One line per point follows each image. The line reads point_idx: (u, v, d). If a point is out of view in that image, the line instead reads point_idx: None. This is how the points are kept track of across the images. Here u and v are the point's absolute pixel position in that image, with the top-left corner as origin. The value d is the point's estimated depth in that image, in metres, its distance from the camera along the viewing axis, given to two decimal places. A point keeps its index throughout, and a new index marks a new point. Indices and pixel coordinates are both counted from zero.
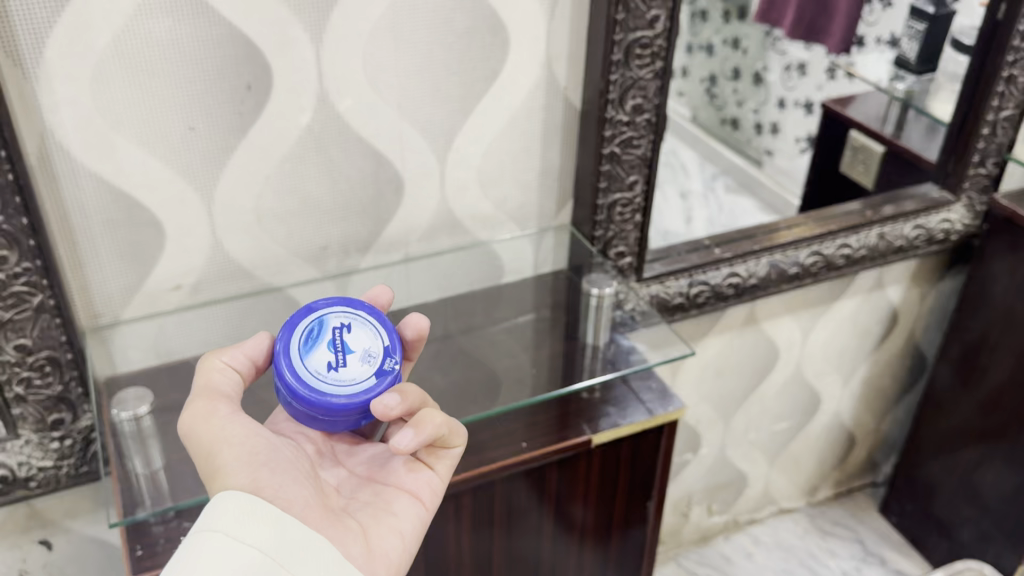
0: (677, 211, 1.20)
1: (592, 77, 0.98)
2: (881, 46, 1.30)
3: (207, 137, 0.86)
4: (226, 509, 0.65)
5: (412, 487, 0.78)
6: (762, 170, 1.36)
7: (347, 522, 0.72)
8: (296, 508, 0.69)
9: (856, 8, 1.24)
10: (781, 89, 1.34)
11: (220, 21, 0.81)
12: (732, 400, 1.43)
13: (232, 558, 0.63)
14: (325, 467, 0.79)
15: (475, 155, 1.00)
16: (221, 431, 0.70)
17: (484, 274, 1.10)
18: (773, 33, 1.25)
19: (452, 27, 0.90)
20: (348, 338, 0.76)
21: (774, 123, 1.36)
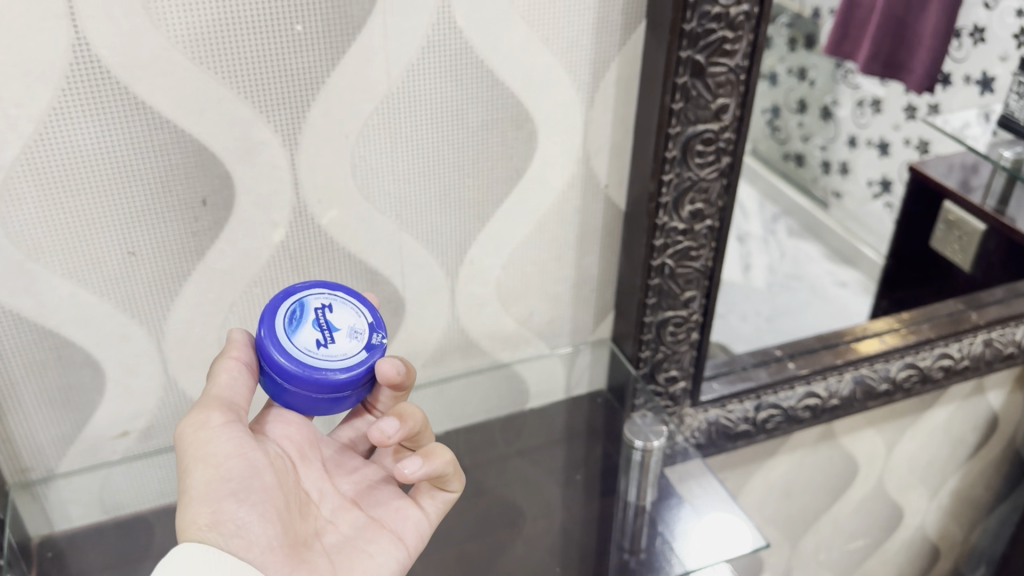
0: (735, 258, 0.98)
1: (641, 176, 0.79)
2: (970, 87, 1.02)
3: (148, 261, 0.69)
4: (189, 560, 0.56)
5: (396, 526, 0.71)
6: (827, 215, 1.11)
7: (318, 562, 0.64)
8: (256, 551, 0.58)
9: (943, 40, 0.97)
10: (852, 125, 1.06)
11: (161, 125, 0.63)
12: (798, 520, 1.23)
13: None
14: (310, 477, 0.70)
15: (494, 267, 0.82)
16: (209, 450, 0.59)
17: (505, 400, 0.91)
18: (845, 66, 0.99)
19: (463, 121, 0.72)
20: (329, 317, 0.64)
21: (843, 162, 1.08)
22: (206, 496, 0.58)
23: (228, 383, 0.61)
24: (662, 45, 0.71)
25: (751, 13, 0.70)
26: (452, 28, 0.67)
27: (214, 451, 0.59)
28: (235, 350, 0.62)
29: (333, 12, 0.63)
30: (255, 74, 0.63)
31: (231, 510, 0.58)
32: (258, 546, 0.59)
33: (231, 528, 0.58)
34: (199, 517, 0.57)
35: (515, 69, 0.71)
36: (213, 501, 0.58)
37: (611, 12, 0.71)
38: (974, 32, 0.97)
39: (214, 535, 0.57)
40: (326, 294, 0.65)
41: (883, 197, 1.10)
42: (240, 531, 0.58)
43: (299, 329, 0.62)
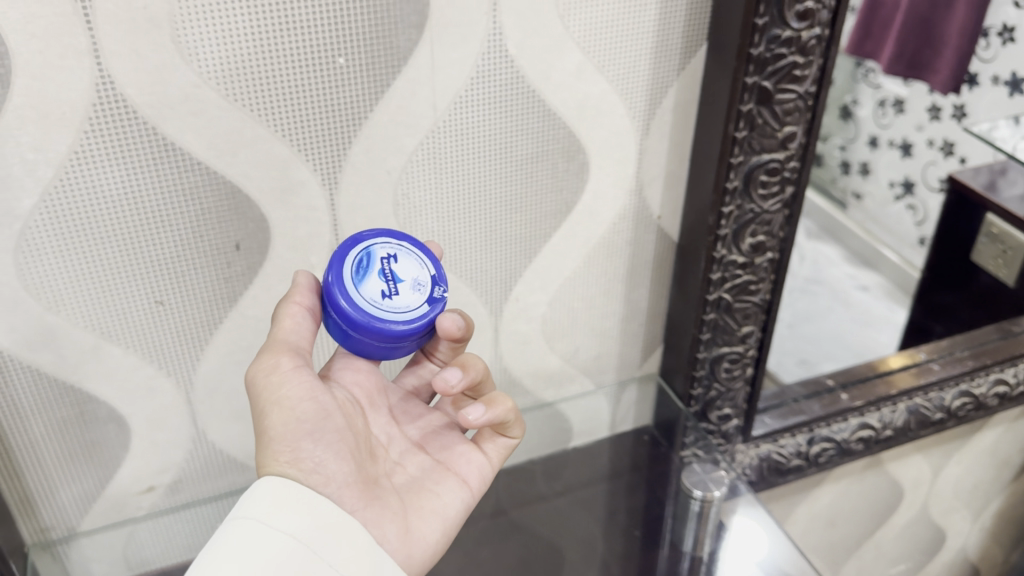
0: None
1: (698, 207, 0.74)
2: (999, 87, 0.97)
3: (176, 308, 0.63)
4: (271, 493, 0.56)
5: (458, 470, 0.70)
6: (847, 217, 1.14)
7: (389, 500, 0.64)
8: (335, 485, 0.59)
9: (969, 42, 0.93)
10: (873, 126, 1.09)
11: (191, 166, 0.58)
12: (841, 547, 1.19)
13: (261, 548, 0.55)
14: (378, 422, 0.70)
15: (540, 304, 0.77)
16: (283, 395, 0.57)
17: (548, 439, 0.86)
18: (865, 65, 0.97)
19: (512, 153, 0.67)
20: (396, 267, 0.60)
21: (864, 163, 1.11)
22: (285, 437, 0.57)
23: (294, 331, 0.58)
24: (727, 70, 0.66)
25: (823, 37, 0.65)
26: (503, 58, 0.62)
27: (289, 395, 0.57)
28: (300, 296, 0.59)
29: (378, 43, 0.58)
30: (293, 110, 0.59)
31: (310, 451, 0.58)
32: (335, 480, 0.59)
33: (309, 467, 0.58)
34: (280, 455, 0.57)
35: (568, 98, 0.66)
36: (291, 441, 0.58)
37: (670, 36, 0.66)
38: (1003, 31, 0.91)
39: (294, 471, 0.57)
40: (391, 244, 0.61)
41: (905, 198, 1.12)
42: (319, 466, 0.58)
43: (367, 279, 0.58)
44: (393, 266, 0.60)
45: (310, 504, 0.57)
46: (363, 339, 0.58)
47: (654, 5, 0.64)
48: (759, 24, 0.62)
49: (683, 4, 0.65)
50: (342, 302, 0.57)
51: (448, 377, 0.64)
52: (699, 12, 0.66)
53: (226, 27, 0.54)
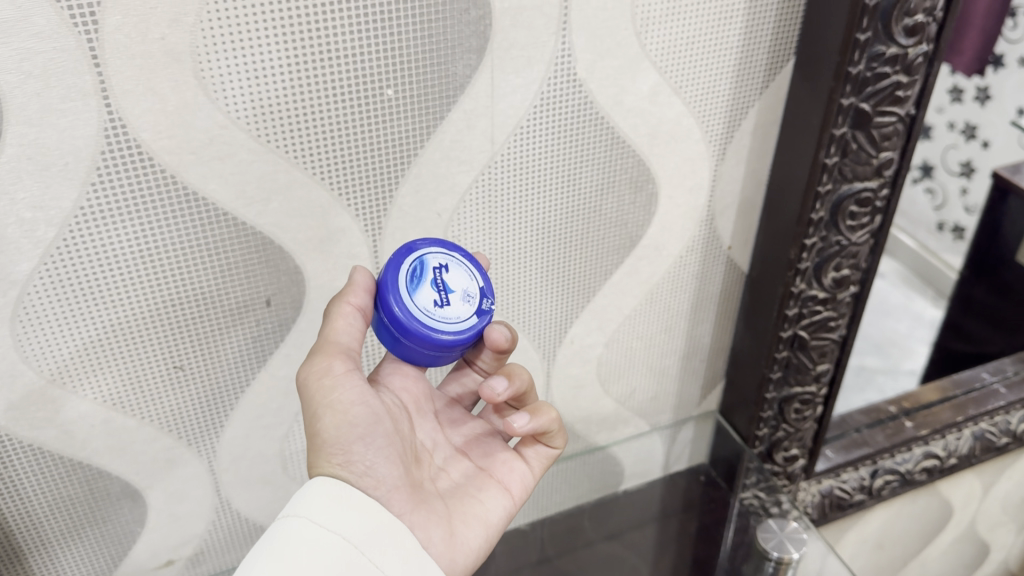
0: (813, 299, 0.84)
1: (776, 239, 0.66)
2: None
3: (199, 374, 0.56)
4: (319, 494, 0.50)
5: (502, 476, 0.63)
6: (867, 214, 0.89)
7: (433, 504, 0.57)
8: (383, 491, 0.53)
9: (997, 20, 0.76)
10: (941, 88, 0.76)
11: (216, 217, 0.50)
12: (888, 568, 1.13)
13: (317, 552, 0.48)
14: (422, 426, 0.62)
15: (595, 345, 0.69)
16: (333, 395, 0.50)
17: (597, 483, 0.79)
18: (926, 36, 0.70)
19: (576, 188, 0.59)
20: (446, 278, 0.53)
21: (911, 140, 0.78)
22: (336, 441, 0.51)
23: (349, 330, 0.50)
24: (819, 91, 0.58)
25: (931, 54, 0.57)
26: (571, 83, 0.54)
27: (340, 397, 0.50)
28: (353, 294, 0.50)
29: (432, 70, 0.50)
30: (334, 149, 0.50)
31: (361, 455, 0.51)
32: (385, 485, 0.53)
33: (359, 471, 0.52)
34: (332, 458, 0.51)
35: (640, 124, 0.58)
36: (341, 442, 0.51)
37: (757, 51, 0.58)
38: None
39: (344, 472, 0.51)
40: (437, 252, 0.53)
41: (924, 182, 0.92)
42: (370, 472, 0.52)
43: (419, 286, 0.51)
44: (444, 274, 0.52)
45: (365, 506, 0.50)
46: (411, 348, 0.51)
47: (741, 17, 0.56)
48: (861, 40, 0.54)
49: (773, 16, 0.57)
50: (395, 306, 0.50)
51: (495, 385, 0.57)
52: (788, 25, 0.58)
53: (258, 57, 0.46)
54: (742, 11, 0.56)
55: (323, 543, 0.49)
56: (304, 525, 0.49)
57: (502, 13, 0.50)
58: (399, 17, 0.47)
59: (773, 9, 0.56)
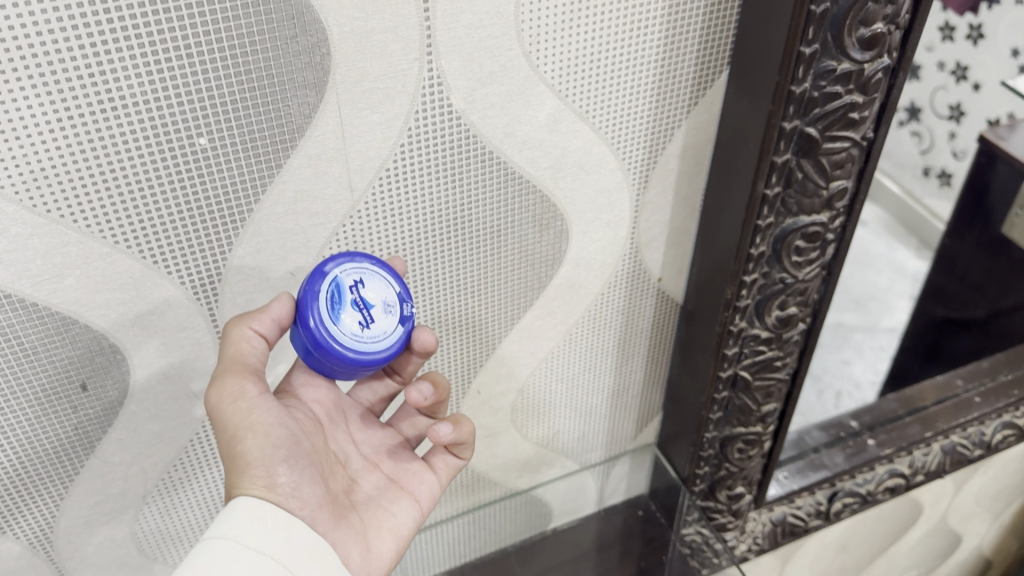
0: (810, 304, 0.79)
1: (711, 273, 0.57)
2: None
3: (10, 467, 0.47)
4: (246, 521, 0.42)
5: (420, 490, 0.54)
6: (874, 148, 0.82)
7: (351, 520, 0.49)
8: (308, 511, 0.46)
9: None
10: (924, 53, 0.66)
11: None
12: (853, 567, 1.07)
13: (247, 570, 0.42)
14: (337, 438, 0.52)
15: (509, 391, 0.60)
16: (247, 415, 0.43)
17: (522, 524, 0.72)
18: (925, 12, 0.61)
19: (466, 230, 0.49)
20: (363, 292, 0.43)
21: None
22: (258, 462, 0.43)
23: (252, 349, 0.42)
24: (755, 114, 0.48)
25: (893, 69, 0.47)
26: (446, 116, 0.44)
27: (256, 417, 0.43)
28: (260, 318, 0.42)
29: (257, 113, 0.40)
30: (140, 212, 0.41)
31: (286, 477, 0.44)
32: (310, 504, 0.46)
33: (284, 492, 0.44)
34: (256, 480, 0.43)
35: (539, 156, 0.48)
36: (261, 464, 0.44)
37: (679, 66, 0.48)
38: None
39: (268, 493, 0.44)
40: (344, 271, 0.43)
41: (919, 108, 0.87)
42: (295, 492, 0.45)
43: (339, 305, 0.42)
44: (365, 289, 0.43)
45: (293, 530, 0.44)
46: (332, 367, 0.43)
47: (656, 27, 0.45)
48: (806, 54, 0.44)
49: (698, 24, 0.46)
50: (315, 328, 0.41)
51: (421, 390, 0.47)
52: (718, 33, 0.47)
53: (15, 111, 0.36)
54: (658, 19, 0.45)
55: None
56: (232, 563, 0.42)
57: (342, 39, 0.39)
58: (201, 51, 0.37)
59: (697, 16, 0.46)
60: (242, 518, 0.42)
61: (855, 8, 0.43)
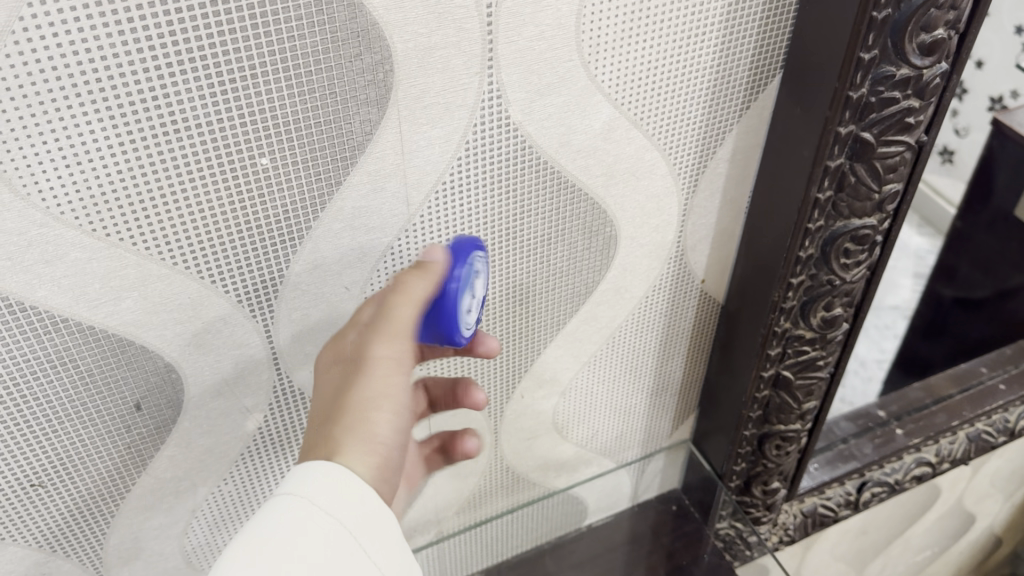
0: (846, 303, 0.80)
1: (756, 275, 0.56)
2: None
3: (63, 487, 0.46)
4: (323, 484, 0.39)
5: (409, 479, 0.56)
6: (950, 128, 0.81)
7: None
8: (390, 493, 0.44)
9: None
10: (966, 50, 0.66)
11: (54, 324, 0.40)
12: (871, 551, 1.08)
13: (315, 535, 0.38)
14: None
15: (551, 393, 0.61)
16: (382, 388, 0.42)
17: (559, 522, 0.72)
18: None
19: (517, 240, 0.49)
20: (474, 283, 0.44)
21: None
22: (381, 440, 0.42)
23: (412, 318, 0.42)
24: (810, 119, 0.47)
25: (949, 72, 0.46)
26: (502, 128, 0.43)
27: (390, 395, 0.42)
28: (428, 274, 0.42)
29: (318, 131, 0.39)
30: (199, 233, 0.40)
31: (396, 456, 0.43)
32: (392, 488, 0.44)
33: (386, 472, 0.42)
34: (369, 457, 0.41)
35: (593, 164, 0.47)
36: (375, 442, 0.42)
37: (734, 70, 0.47)
38: None
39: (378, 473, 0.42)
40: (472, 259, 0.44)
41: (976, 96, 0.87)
42: (390, 475, 0.43)
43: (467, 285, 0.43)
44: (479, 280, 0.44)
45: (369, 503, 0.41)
46: (437, 333, 0.43)
47: (714, 33, 0.45)
48: (866, 60, 0.43)
49: (755, 28, 0.45)
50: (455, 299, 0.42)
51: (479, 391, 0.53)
52: (774, 37, 0.47)
53: (78, 138, 0.35)
54: (717, 25, 0.44)
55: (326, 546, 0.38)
56: (304, 529, 0.38)
57: (406, 55, 0.38)
58: (265, 72, 0.36)
59: (754, 20, 0.45)
60: (320, 479, 0.39)
61: (919, 13, 0.42)
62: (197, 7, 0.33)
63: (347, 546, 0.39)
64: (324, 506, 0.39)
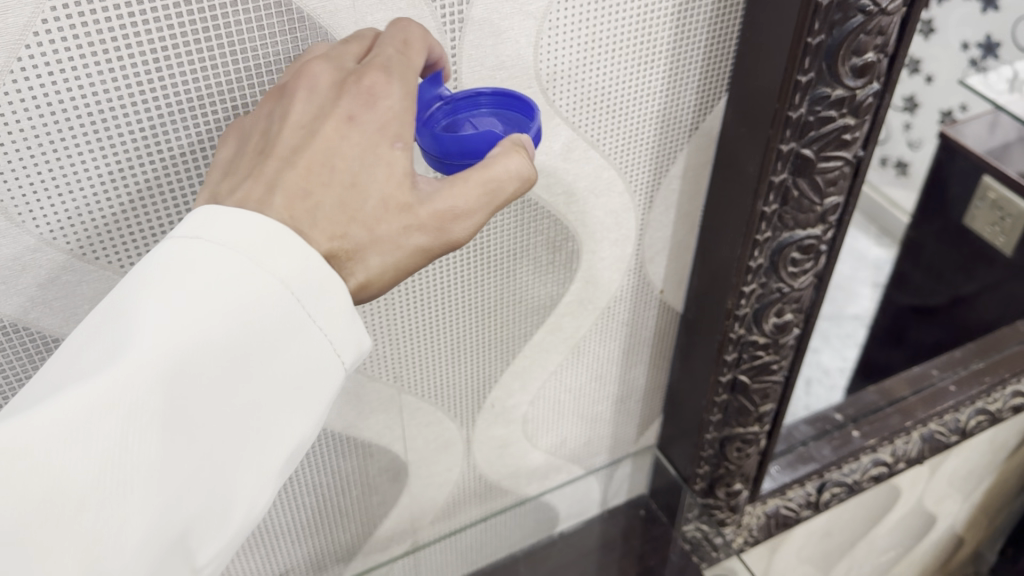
0: None
1: (712, 284, 0.59)
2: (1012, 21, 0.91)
3: None
4: (236, 226, 0.34)
5: None
6: None
7: None
8: None
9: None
10: None
11: (46, 345, 0.42)
12: (836, 552, 1.11)
13: (236, 285, 0.34)
14: None
15: (521, 402, 0.63)
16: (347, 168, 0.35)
17: (532, 529, 0.74)
18: None
19: (483, 251, 0.52)
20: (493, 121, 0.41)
21: None
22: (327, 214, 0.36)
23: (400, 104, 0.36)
24: (755, 137, 0.50)
25: (881, 92, 0.50)
26: None
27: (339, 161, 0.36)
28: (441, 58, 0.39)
29: None
30: None
31: None
32: None
33: None
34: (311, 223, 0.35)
35: (554, 183, 0.50)
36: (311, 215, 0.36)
37: (684, 87, 0.50)
38: None
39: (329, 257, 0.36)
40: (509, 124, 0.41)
41: None
42: None
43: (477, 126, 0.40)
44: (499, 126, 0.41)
45: (278, 266, 0.35)
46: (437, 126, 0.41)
47: (663, 57, 0.48)
48: (803, 82, 0.46)
49: (701, 50, 0.49)
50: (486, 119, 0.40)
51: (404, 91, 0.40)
52: (720, 58, 0.50)
53: (70, 168, 0.37)
54: (665, 50, 0.48)
55: (234, 298, 0.34)
56: (184, 283, 0.33)
57: None
58: (244, 103, 0.39)
59: (699, 47, 0.49)
60: (215, 215, 0.34)
61: (850, 39, 0.46)
62: (180, 45, 0.36)
63: (235, 308, 0.34)
64: (232, 248, 0.34)
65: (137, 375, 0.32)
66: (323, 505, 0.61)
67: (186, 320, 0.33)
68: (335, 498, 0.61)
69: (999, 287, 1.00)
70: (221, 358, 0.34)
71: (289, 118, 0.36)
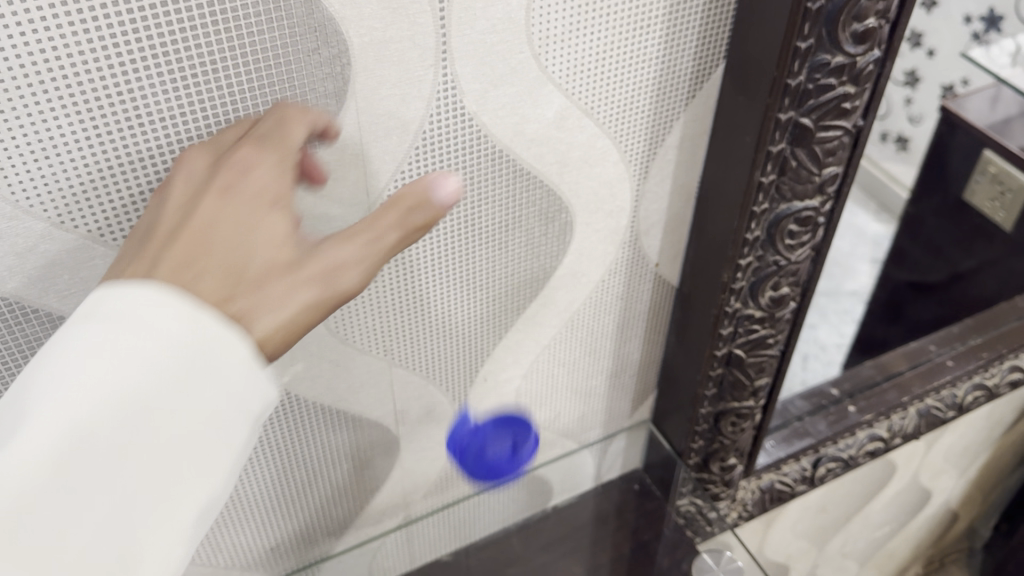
0: None
1: (708, 256, 0.58)
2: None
3: None
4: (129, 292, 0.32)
5: None
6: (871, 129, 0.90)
7: None
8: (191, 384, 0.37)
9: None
10: None
11: (25, 314, 0.41)
12: (830, 527, 1.11)
13: (136, 347, 0.32)
14: None
15: (514, 377, 0.63)
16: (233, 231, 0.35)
17: (525, 504, 0.74)
18: None
19: (474, 224, 0.51)
20: None
21: None
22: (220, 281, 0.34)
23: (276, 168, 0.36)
24: (753, 106, 0.49)
25: (882, 60, 0.49)
26: (457, 118, 0.45)
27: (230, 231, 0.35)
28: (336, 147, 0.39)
29: None
30: None
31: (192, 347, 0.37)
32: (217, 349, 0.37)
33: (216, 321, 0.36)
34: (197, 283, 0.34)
35: (547, 153, 0.49)
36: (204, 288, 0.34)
37: (680, 54, 0.49)
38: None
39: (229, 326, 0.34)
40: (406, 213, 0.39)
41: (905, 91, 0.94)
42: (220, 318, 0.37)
43: None
44: None
45: (175, 328, 0.33)
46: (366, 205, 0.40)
47: (660, 22, 0.47)
48: (802, 48, 0.45)
49: (699, 15, 0.47)
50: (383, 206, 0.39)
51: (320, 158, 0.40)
52: (718, 24, 0.48)
53: (47, 132, 0.36)
54: (661, 15, 0.46)
55: (143, 357, 0.32)
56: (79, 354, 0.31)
57: (362, 49, 0.40)
58: (226, 67, 0.37)
59: (696, 13, 0.47)
60: (107, 293, 0.32)
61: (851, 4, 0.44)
62: (159, 6, 0.34)
63: (138, 370, 0.32)
64: (132, 311, 0.32)
65: (131, 362, 0.32)
66: (313, 479, 0.60)
67: (87, 392, 0.31)
68: (324, 472, 0.60)
69: (999, 263, 0.99)
70: (130, 425, 0.32)
71: (172, 197, 0.36)
